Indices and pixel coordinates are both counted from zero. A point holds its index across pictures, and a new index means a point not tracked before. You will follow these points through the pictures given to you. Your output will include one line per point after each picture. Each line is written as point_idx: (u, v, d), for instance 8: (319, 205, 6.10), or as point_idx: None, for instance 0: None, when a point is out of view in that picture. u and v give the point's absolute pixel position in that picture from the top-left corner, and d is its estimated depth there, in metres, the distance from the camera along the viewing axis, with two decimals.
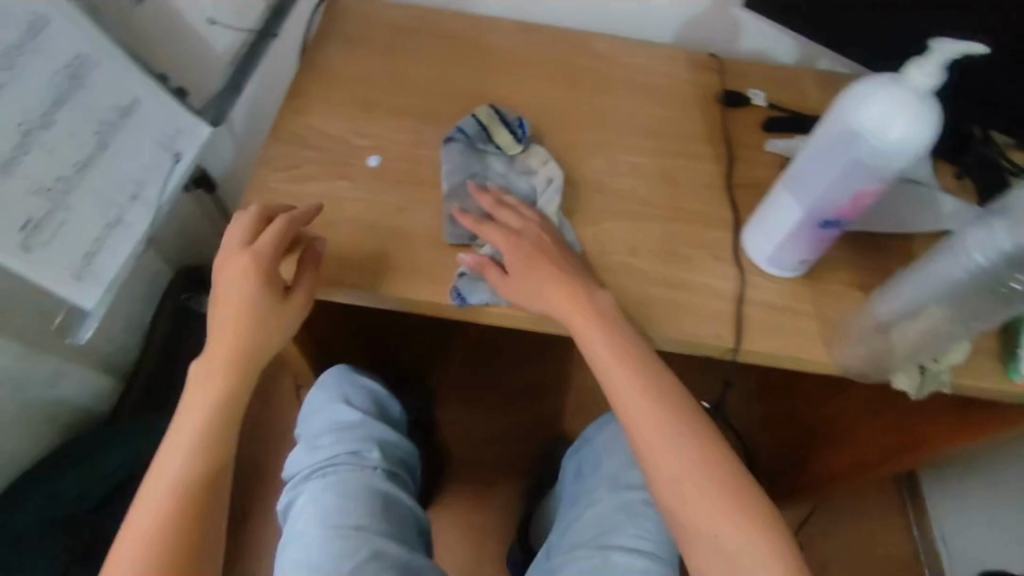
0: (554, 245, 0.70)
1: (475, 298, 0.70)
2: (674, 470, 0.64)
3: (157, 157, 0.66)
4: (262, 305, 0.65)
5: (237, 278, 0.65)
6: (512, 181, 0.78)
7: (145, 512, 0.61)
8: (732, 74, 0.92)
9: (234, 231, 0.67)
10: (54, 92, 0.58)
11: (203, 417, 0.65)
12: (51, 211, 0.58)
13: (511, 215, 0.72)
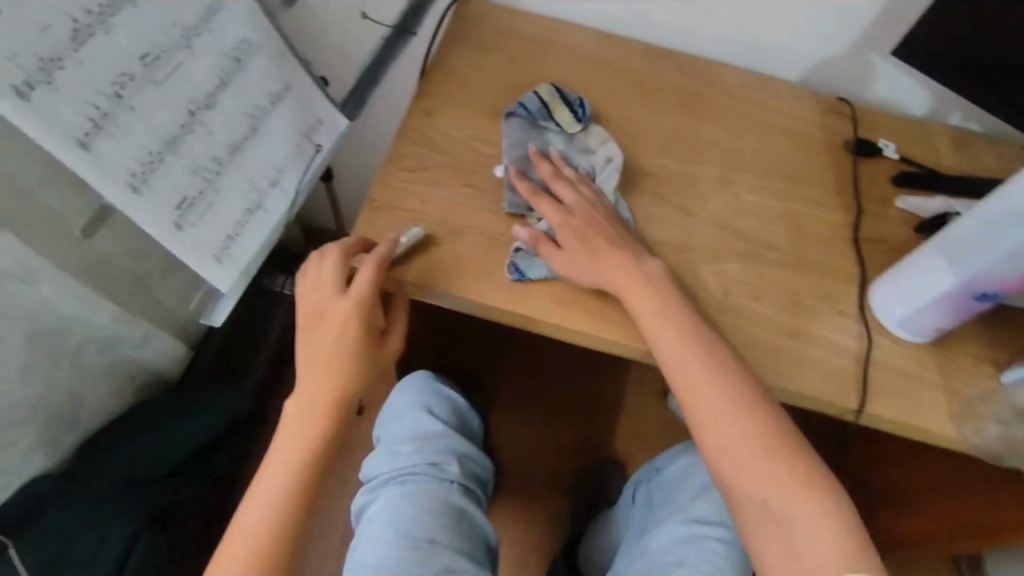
0: (610, 223, 0.71)
1: (533, 274, 0.71)
2: (770, 500, 0.62)
3: (299, 146, 0.66)
4: (363, 349, 0.67)
5: (339, 327, 0.66)
6: (571, 157, 0.78)
7: (246, 537, 0.62)
8: (864, 122, 0.88)
9: (327, 278, 0.67)
10: (222, 73, 0.58)
11: (304, 442, 0.66)
12: (203, 192, 0.58)
13: (566, 190, 0.72)
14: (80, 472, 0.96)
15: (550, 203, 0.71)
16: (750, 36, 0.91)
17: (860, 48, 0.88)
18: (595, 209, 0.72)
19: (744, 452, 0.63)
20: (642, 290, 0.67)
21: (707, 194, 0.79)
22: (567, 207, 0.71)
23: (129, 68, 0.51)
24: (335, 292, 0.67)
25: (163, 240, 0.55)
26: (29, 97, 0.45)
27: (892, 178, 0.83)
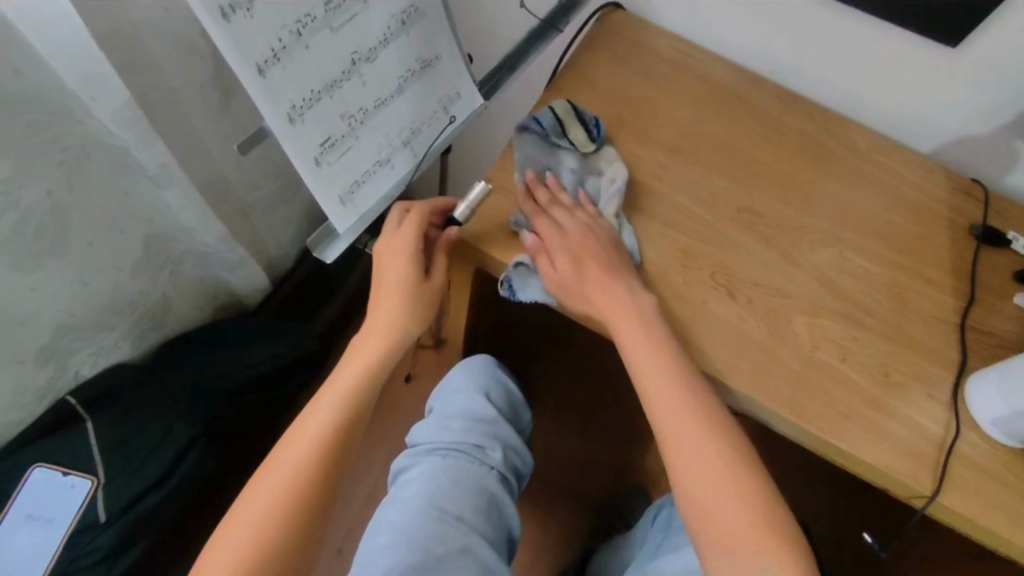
0: (608, 247, 0.70)
1: (525, 295, 0.71)
2: (699, 455, 0.64)
3: (436, 114, 0.69)
4: (409, 281, 0.70)
5: (391, 259, 0.70)
6: (579, 178, 0.77)
7: (290, 456, 0.65)
8: (994, 210, 0.85)
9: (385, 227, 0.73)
10: (387, 31, 0.62)
11: (358, 374, 0.70)
12: (345, 136, 0.62)
13: (564, 212, 0.72)
14: (158, 369, 1.02)
15: (550, 223, 0.71)
16: (894, 100, 0.88)
17: (1008, 134, 0.84)
18: (592, 230, 0.71)
19: (659, 400, 0.65)
20: (623, 301, 0.67)
21: (815, 246, 0.77)
22: (565, 226, 0.70)
23: (312, 10, 0.55)
24: (393, 229, 0.72)
25: (303, 172, 0.59)
26: (229, 18, 0.50)
27: (1014, 273, 0.79)
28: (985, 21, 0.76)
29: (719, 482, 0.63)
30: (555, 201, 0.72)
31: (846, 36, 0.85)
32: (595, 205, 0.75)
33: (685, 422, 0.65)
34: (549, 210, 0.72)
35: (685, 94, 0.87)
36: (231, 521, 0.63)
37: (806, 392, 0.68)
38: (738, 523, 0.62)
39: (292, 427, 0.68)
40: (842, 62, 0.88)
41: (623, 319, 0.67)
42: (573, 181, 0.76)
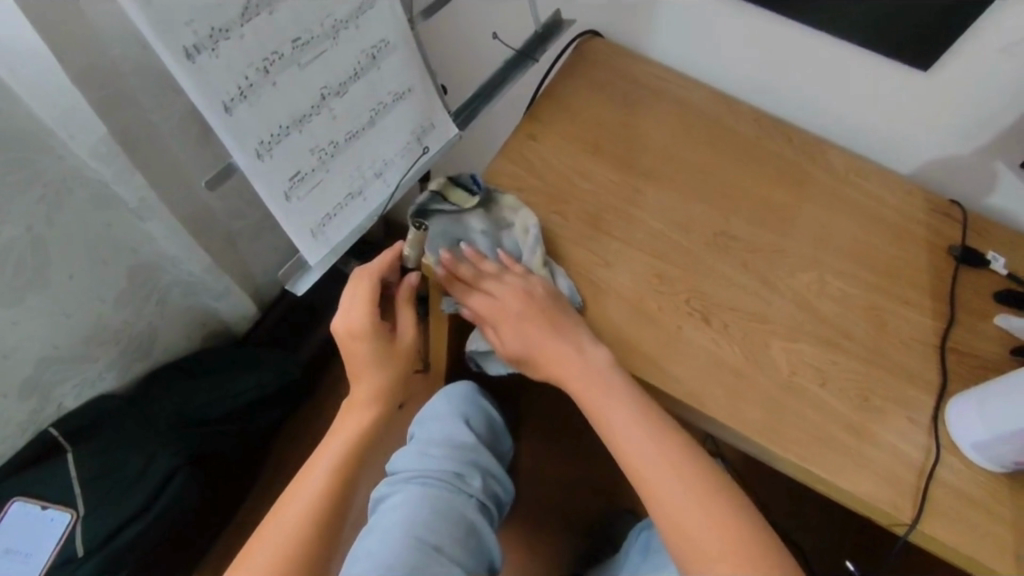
0: (546, 303, 0.69)
1: (492, 369, 0.77)
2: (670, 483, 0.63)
3: (408, 145, 0.70)
4: (378, 351, 0.75)
5: (353, 339, 0.74)
6: (494, 238, 0.74)
7: (296, 505, 0.69)
8: (972, 230, 0.84)
9: (343, 300, 0.75)
10: (357, 66, 0.62)
11: (352, 431, 0.76)
12: (315, 170, 0.63)
13: (496, 280, 0.70)
14: (148, 399, 1.03)
15: (484, 302, 0.69)
16: (872, 120, 0.88)
17: (984, 155, 0.84)
18: (527, 289, 0.69)
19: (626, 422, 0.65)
20: (563, 351, 0.67)
21: (792, 269, 0.77)
22: (501, 299, 0.69)
23: (279, 48, 0.56)
24: (347, 308, 0.74)
25: (272, 207, 0.60)
26: (194, 59, 0.51)
27: (994, 293, 0.79)
28: (954, 45, 0.77)
29: (676, 501, 0.62)
30: (481, 274, 0.70)
31: (821, 60, 0.86)
32: (521, 262, 0.73)
33: (632, 437, 0.65)
34: (480, 286, 0.70)
35: (661, 119, 0.88)
36: (239, 565, 0.66)
37: (783, 417, 0.68)
38: (701, 548, 0.60)
39: (292, 482, 0.73)
40: (818, 86, 0.88)
41: (569, 368, 0.67)
42: (490, 245, 0.73)
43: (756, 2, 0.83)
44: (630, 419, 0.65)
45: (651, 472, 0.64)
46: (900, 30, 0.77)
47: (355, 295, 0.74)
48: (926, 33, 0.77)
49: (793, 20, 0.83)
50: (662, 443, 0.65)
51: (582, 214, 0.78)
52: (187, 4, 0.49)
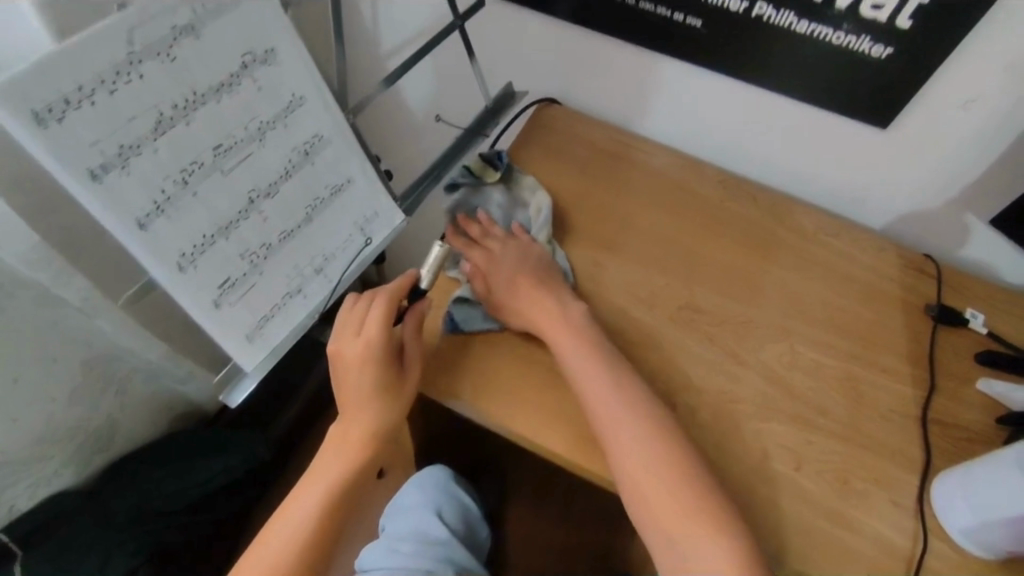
0: (540, 266, 0.73)
1: (470, 326, 0.72)
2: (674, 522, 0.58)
3: (351, 237, 0.68)
4: (383, 381, 0.65)
5: (356, 365, 0.65)
6: (508, 211, 0.80)
7: (266, 556, 0.61)
8: (949, 286, 0.81)
9: (346, 319, 0.68)
10: (288, 164, 0.60)
11: (337, 472, 0.65)
12: (247, 274, 0.60)
13: (499, 240, 0.75)
14: (105, 496, 0.99)
15: (481, 254, 0.73)
16: (839, 178, 0.85)
17: (954, 208, 0.81)
18: (526, 253, 0.74)
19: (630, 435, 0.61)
20: (549, 306, 0.70)
21: (761, 340, 0.74)
22: (499, 255, 0.74)
23: (199, 157, 0.54)
24: (352, 331, 0.67)
25: (199, 318, 0.58)
26: (102, 180, 0.48)
27: (975, 354, 0.75)
28: (913, 100, 0.73)
29: (655, 487, 0.59)
30: (488, 234, 0.76)
31: (780, 121, 0.83)
32: (527, 233, 0.78)
33: (613, 414, 0.63)
34: (480, 243, 0.75)
35: (619, 187, 0.86)
36: None
37: (759, 507, 0.63)
38: (681, 542, 0.57)
39: (267, 525, 0.64)
40: (780, 145, 0.86)
41: (557, 331, 0.68)
42: (503, 216, 0.80)
43: (708, 68, 0.81)
44: (614, 399, 0.63)
45: (649, 477, 0.60)
46: (855, 91, 0.74)
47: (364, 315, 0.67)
48: (881, 97, 0.73)
49: (747, 84, 0.80)
50: (645, 427, 0.62)
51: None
52: (91, 126, 0.47)
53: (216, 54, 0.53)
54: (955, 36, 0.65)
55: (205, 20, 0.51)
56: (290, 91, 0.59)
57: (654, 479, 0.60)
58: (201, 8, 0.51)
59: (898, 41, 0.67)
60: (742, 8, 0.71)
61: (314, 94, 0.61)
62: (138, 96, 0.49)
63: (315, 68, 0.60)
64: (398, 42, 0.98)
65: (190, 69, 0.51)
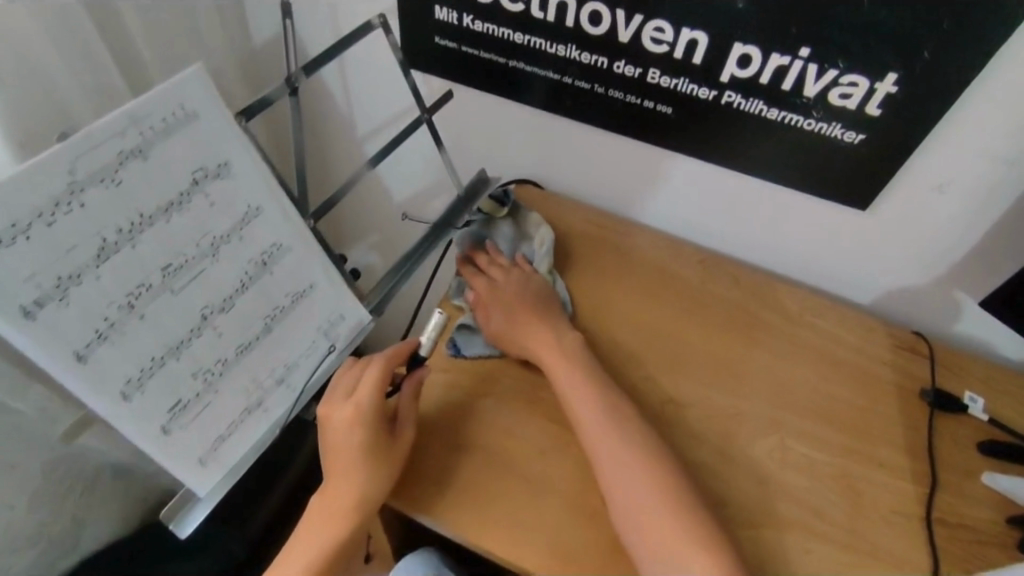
0: (540, 296, 0.75)
1: (470, 351, 0.73)
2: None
3: (315, 342, 0.66)
4: (372, 446, 0.61)
5: (346, 429, 0.62)
6: (513, 244, 0.83)
7: None
8: (945, 368, 0.78)
9: (340, 381, 0.65)
10: (245, 276, 0.59)
11: (319, 546, 0.61)
12: (200, 394, 0.58)
13: (502, 269, 0.78)
14: None
15: (482, 283, 0.76)
16: (822, 255, 0.83)
17: (943, 286, 0.79)
18: (527, 284, 0.76)
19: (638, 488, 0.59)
20: (545, 334, 0.71)
21: (750, 435, 0.70)
22: (500, 284, 0.76)
23: (147, 279, 0.52)
24: (343, 394, 0.64)
25: (146, 445, 0.55)
26: (35, 315, 0.46)
27: (977, 443, 0.71)
28: (889, 183, 0.72)
29: (648, 514, 0.58)
30: (493, 265, 0.78)
31: (758, 202, 0.81)
32: (530, 263, 0.80)
33: (604, 442, 0.62)
34: (485, 271, 0.78)
35: (596, 272, 0.84)
36: None
37: None
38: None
39: None
40: (760, 225, 0.84)
41: (555, 362, 0.69)
42: (509, 247, 0.82)
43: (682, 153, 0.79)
44: (610, 429, 0.63)
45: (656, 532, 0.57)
46: (828, 173, 0.72)
47: (359, 377, 0.65)
48: (856, 179, 0.71)
49: (722, 167, 0.79)
50: (640, 455, 0.61)
51: (524, 384, 0.71)
52: (25, 260, 0.44)
53: (164, 174, 0.51)
54: (926, 122, 0.64)
55: (155, 140, 0.49)
56: (245, 204, 0.57)
57: (646, 508, 0.58)
58: (149, 130, 0.49)
59: (868, 128, 0.66)
60: (711, 96, 0.70)
61: (272, 204, 0.59)
62: (79, 226, 0.47)
63: (273, 177, 0.59)
64: (372, 127, 0.98)
65: (135, 192, 0.49)
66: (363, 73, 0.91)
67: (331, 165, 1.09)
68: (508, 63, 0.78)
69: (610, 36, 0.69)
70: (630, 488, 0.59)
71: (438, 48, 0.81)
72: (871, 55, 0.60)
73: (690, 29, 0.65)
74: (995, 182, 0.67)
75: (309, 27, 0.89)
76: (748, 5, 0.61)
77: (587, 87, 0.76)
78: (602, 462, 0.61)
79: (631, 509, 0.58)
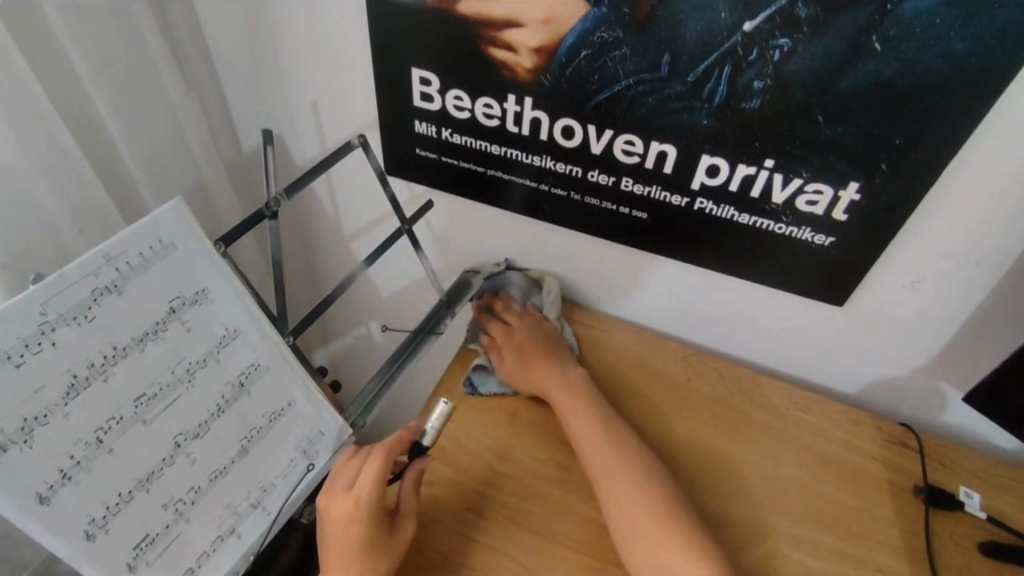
0: (548, 338, 0.81)
1: (486, 388, 0.78)
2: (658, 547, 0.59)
3: (293, 462, 0.65)
4: (369, 546, 0.58)
5: (343, 527, 0.59)
6: (525, 294, 0.89)
7: None
8: (937, 462, 0.76)
9: (341, 469, 0.63)
10: (221, 400, 0.59)
11: None
12: (171, 525, 0.56)
13: (515, 314, 0.84)
14: None
15: (496, 327, 0.81)
16: (802, 349, 0.84)
17: (925, 378, 0.79)
18: (537, 327, 0.82)
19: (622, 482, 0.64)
20: (551, 370, 0.76)
21: (745, 542, 0.67)
22: (513, 327, 0.81)
23: (119, 411, 0.51)
24: (343, 488, 0.61)
25: None
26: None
27: (977, 543, 0.69)
28: (864, 279, 0.72)
29: (634, 507, 0.62)
30: (507, 310, 0.85)
31: (735, 298, 0.82)
32: (539, 310, 0.86)
33: (600, 452, 0.67)
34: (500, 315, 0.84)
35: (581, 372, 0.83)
36: None
37: None
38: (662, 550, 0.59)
39: None
40: (739, 319, 0.85)
41: (561, 393, 0.74)
42: (521, 296, 0.89)
43: (658, 254, 0.81)
44: (607, 444, 0.68)
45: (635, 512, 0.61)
46: (803, 275, 0.73)
47: (360, 469, 0.63)
48: (831, 276, 0.72)
49: (698, 267, 0.80)
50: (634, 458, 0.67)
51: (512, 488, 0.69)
52: None
53: (141, 304, 0.52)
54: (892, 227, 0.65)
55: (130, 274, 0.51)
56: (223, 327, 0.58)
57: (635, 504, 0.62)
58: (125, 264, 0.50)
59: (837, 231, 0.67)
60: (683, 202, 0.72)
61: (251, 326, 0.60)
62: (50, 364, 0.47)
63: (249, 298, 0.60)
64: (357, 230, 1.00)
65: (110, 326, 0.50)
66: (348, 179, 0.94)
67: (317, 267, 1.11)
68: (486, 172, 0.80)
69: (583, 148, 0.72)
70: (619, 486, 0.64)
71: (419, 159, 0.83)
72: (833, 167, 0.63)
73: (658, 141, 0.68)
74: (963, 283, 0.69)
75: (297, 139, 0.93)
76: (712, 122, 0.64)
77: (564, 194, 0.78)
78: (595, 456, 0.67)
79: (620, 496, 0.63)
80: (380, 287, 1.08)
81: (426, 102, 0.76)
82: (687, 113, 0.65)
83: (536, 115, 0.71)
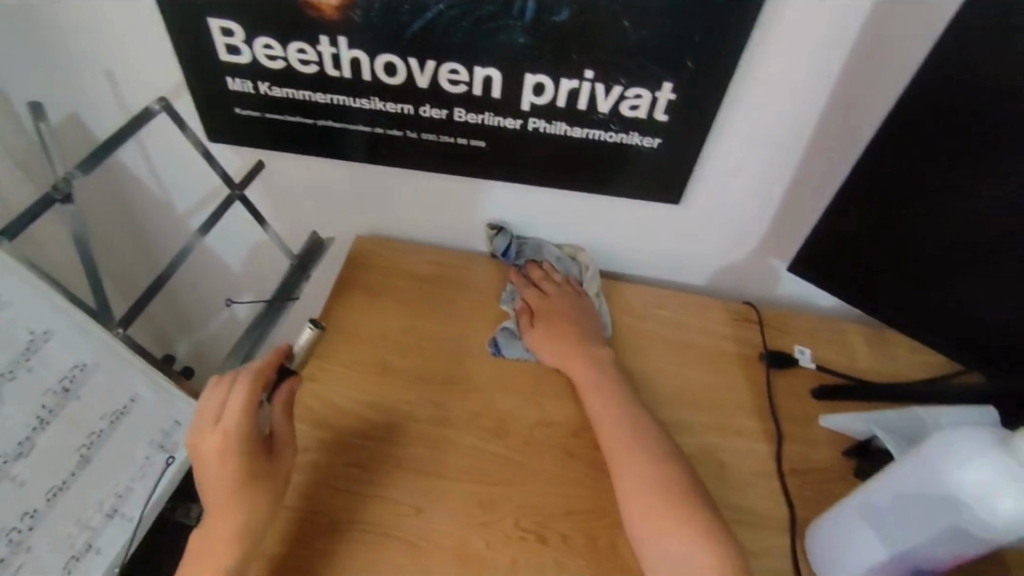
0: (583, 312, 0.79)
1: (511, 351, 0.77)
2: (664, 525, 0.58)
3: (154, 455, 0.71)
4: (250, 475, 0.57)
5: (213, 462, 0.56)
6: (561, 266, 0.86)
7: None
8: (773, 328, 0.85)
9: (206, 404, 0.59)
10: (44, 411, 0.61)
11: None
12: (18, 545, 0.59)
13: (554, 284, 0.82)
14: None
15: (531, 294, 0.80)
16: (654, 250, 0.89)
17: (758, 257, 0.87)
18: (575, 299, 0.80)
19: (636, 467, 0.62)
20: (584, 347, 0.75)
21: None
22: (550, 297, 0.80)
23: None
24: (209, 423, 0.58)
25: None
26: None
27: (811, 391, 0.79)
28: (693, 173, 0.77)
29: (644, 485, 0.61)
30: (545, 279, 0.83)
31: (590, 212, 0.84)
32: (579, 284, 0.84)
33: (618, 433, 0.66)
34: (535, 284, 0.82)
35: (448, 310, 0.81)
36: None
37: None
38: (667, 529, 0.58)
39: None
40: (596, 231, 0.87)
41: (591, 375, 0.72)
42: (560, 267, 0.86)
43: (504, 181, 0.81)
44: (627, 426, 0.66)
45: (639, 488, 0.61)
46: (638, 180, 0.77)
47: (225, 402, 0.59)
48: (662, 174, 0.76)
49: (546, 187, 0.81)
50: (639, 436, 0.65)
51: (394, 435, 0.69)
52: None
53: None
54: (707, 120, 0.70)
55: None
56: (29, 332, 0.59)
57: (644, 480, 0.61)
58: None
59: (660, 131, 0.71)
60: (517, 125, 0.72)
61: (62, 330, 0.62)
62: None
63: (59, 300, 0.61)
64: (191, 204, 0.91)
65: None
66: (164, 148, 0.84)
67: (154, 245, 1.00)
68: (316, 123, 0.76)
69: (409, 84, 0.70)
70: (629, 465, 0.63)
71: (239, 118, 0.77)
72: (646, 69, 0.65)
73: (481, 67, 0.67)
74: (775, 165, 0.76)
75: (90, 109, 0.81)
76: (528, 39, 0.64)
77: (401, 135, 0.76)
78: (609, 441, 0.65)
79: (635, 478, 0.61)
80: (228, 264, 1.01)
81: (233, 54, 0.70)
82: (503, 33, 0.64)
83: (355, 55, 0.68)
